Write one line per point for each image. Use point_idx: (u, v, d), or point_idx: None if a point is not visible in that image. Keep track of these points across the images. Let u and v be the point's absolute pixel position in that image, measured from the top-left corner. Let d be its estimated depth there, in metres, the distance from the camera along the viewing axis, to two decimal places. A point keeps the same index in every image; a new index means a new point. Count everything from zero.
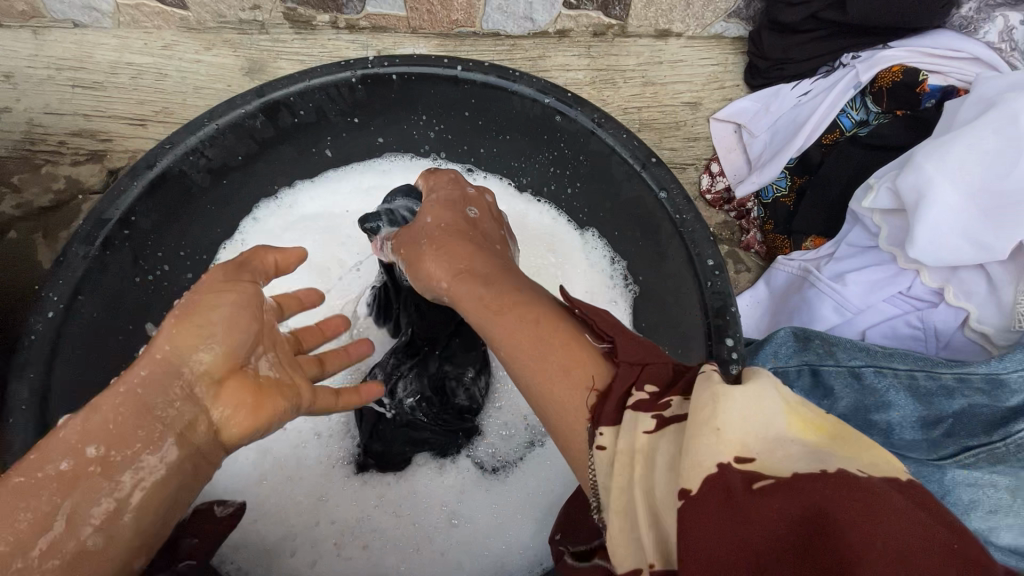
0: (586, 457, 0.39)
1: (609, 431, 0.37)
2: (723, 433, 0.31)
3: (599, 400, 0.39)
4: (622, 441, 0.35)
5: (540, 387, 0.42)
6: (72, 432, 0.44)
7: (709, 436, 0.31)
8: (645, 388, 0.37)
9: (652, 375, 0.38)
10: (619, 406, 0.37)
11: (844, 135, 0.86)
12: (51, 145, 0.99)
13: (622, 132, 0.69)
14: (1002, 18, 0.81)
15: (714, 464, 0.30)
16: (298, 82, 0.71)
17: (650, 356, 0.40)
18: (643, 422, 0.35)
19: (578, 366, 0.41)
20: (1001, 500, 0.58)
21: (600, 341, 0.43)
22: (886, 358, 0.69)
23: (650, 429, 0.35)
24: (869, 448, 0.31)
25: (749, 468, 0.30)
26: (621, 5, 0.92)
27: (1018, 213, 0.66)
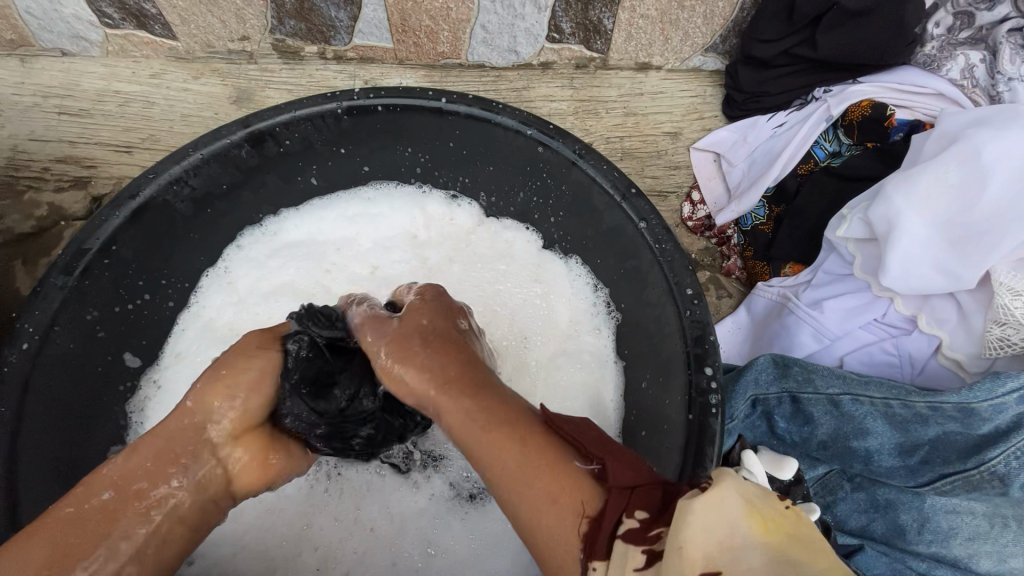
0: None
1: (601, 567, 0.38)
2: (685, 551, 0.34)
3: (592, 529, 0.40)
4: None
5: (527, 516, 0.43)
6: (114, 469, 0.52)
7: (676, 556, 0.34)
8: (634, 516, 0.39)
9: (642, 500, 0.40)
10: (611, 538, 0.39)
11: (818, 165, 0.89)
12: (34, 172, 0.99)
13: (603, 164, 0.71)
14: (964, 57, 0.84)
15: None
16: (284, 112, 0.72)
17: (639, 478, 0.42)
18: (633, 557, 0.37)
19: (564, 496, 0.42)
20: (978, 527, 0.62)
21: (587, 462, 0.44)
22: (861, 384, 0.70)
23: (639, 565, 0.37)
24: (819, 551, 0.33)
25: None
26: (603, 40, 0.95)
27: (983, 243, 0.69)
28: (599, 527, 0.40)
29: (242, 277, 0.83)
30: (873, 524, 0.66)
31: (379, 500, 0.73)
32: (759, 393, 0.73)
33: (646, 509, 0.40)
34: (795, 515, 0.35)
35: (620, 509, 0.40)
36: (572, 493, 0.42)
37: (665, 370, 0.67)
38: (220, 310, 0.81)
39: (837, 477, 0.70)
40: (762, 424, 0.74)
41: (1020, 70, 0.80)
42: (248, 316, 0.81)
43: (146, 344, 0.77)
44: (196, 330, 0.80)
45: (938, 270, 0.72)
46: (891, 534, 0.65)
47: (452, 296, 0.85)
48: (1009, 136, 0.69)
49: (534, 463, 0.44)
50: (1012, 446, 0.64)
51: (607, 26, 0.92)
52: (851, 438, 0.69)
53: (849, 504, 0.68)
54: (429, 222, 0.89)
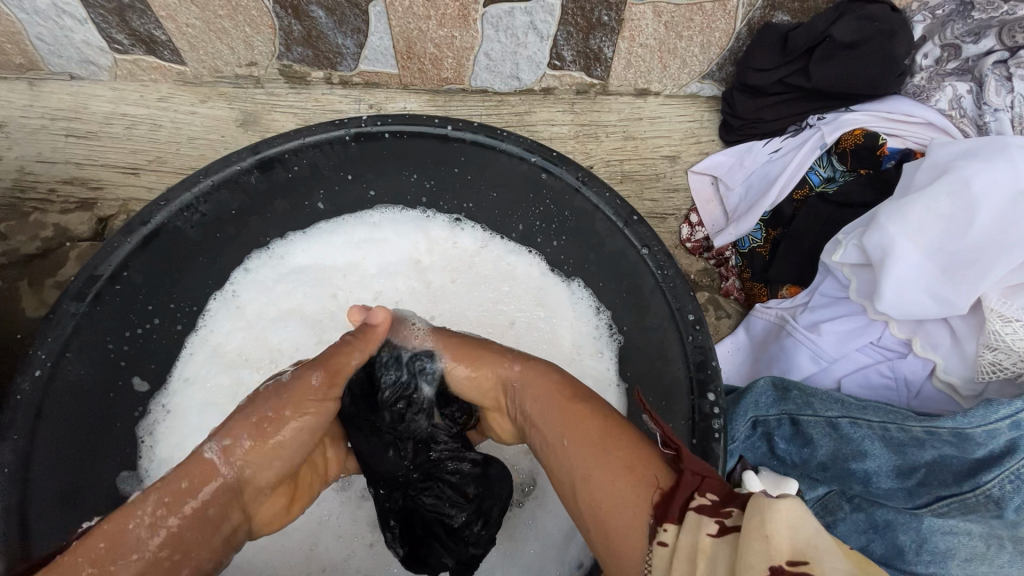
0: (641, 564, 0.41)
1: (672, 528, 0.40)
2: (772, 540, 0.34)
3: (662, 499, 0.42)
4: (685, 536, 0.39)
5: (605, 507, 0.45)
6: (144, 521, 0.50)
7: (761, 542, 0.34)
8: (706, 496, 0.41)
9: (713, 487, 0.42)
10: (684, 509, 0.41)
11: (813, 191, 0.91)
12: (41, 193, 1.00)
13: (606, 191, 0.73)
14: (951, 88, 0.87)
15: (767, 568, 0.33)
16: (293, 140, 0.74)
17: (706, 469, 0.44)
18: (706, 524, 0.39)
19: (635, 469, 0.45)
20: (975, 548, 0.63)
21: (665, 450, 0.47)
22: (859, 408, 0.72)
23: (713, 532, 0.38)
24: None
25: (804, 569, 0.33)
26: (603, 67, 0.97)
27: (974, 271, 0.72)
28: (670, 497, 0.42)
29: (250, 301, 0.84)
30: (872, 545, 0.66)
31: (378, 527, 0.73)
32: (759, 415, 0.75)
33: (716, 492, 0.41)
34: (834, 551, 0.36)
35: (692, 489, 0.42)
36: (644, 472, 0.45)
37: (667, 396, 0.68)
38: (227, 335, 0.82)
39: (837, 498, 0.69)
40: (762, 445, 0.75)
41: (1006, 101, 0.83)
42: (255, 340, 0.83)
43: (155, 368, 0.77)
44: (205, 355, 0.81)
45: (931, 296, 0.74)
46: (891, 555, 0.65)
47: (458, 317, 0.87)
48: (996, 168, 0.72)
49: (606, 445, 0.48)
50: (1006, 469, 0.66)
51: (607, 54, 0.94)
52: (849, 460, 0.70)
53: (848, 525, 0.68)
54: (433, 246, 0.90)
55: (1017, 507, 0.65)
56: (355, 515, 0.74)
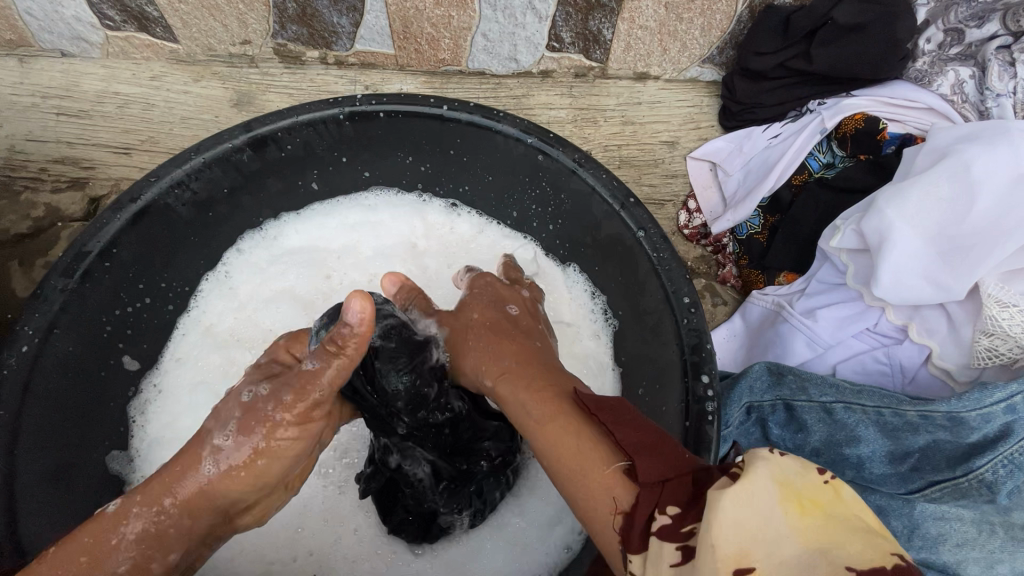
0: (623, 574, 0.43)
1: (637, 556, 0.40)
2: (719, 547, 0.34)
3: (625, 521, 0.42)
4: (649, 570, 0.38)
5: (581, 510, 0.46)
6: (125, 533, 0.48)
7: (709, 552, 0.34)
8: (665, 511, 0.40)
9: (672, 494, 0.40)
10: (645, 530, 0.40)
11: (812, 176, 0.91)
12: (31, 172, 0.99)
13: (602, 173, 0.72)
14: (954, 72, 0.86)
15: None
16: (286, 118, 0.73)
17: (670, 472, 0.42)
18: (669, 552, 0.38)
19: (596, 494, 0.44)
20: (967, 533, 0.63)
21: (624, 458, 0.45)
22: (854, 394, 0.71)
23: (676, 560, 0.37)
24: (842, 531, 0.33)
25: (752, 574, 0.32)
26: (602, 50, 0.96)
27: (972, 256, 0.71)
28: (632, 518, 0.41)
29: (243, 283, 0.83)
30: None
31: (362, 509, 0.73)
32: (754, 401, 0.75)
33: (676, 502, 0.40)
34: (834, 490, 0.36)
35: (653, 504, 0.40)
36: (602, 489, 0.44)
37: (661, 377, 0.68)
38: (220, 316, 0.82)
39: None
40: (756, 431, 0.76)
41: (1008, 86, 0.82)
42: (247, 321, 0.82)
43: (146, 347, 0.77)
44: (196, 336, 0.80)
45: (928, 281, 0.74)
46: None
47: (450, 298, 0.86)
48: (997, 152, 0.71)
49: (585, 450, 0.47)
50: (1000, 454, 0.66)
51: (606, 36, 0.93)
52: (843, 445, 0.70)
53: None
54: (429, 232, 0.89)
55: (1010, 492, 0.65)
56: (337, 500, 0.73)
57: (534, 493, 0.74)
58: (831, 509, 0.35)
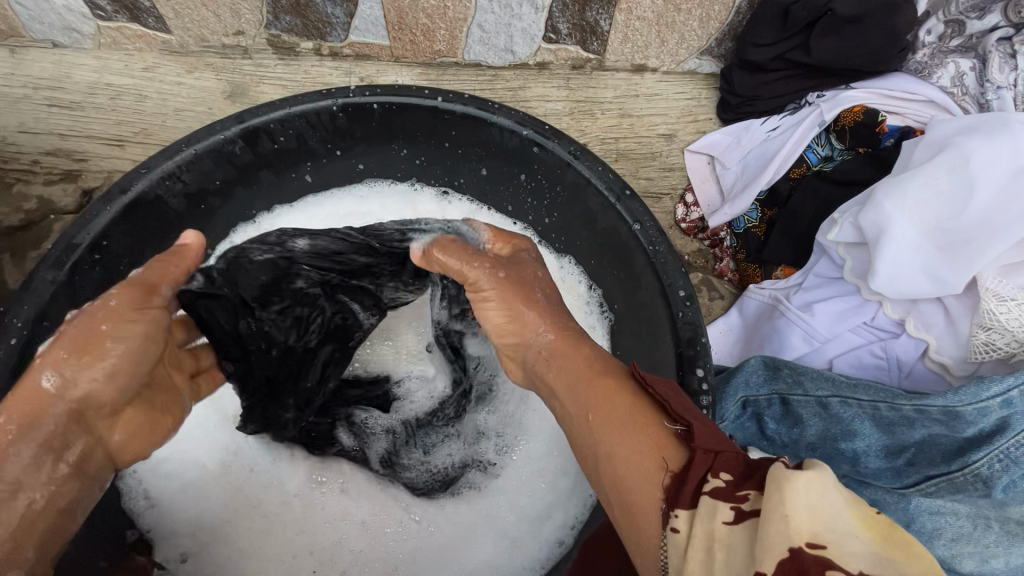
0: (658, 538, 0.40)
1: (684, 514, 0.38)
2: (790, 520, 0.33)
3: (674, 482, 0.40)
4: (699, 525, 0.37)
5: (612, 466, 0.44)
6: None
7: (779, 523, 0.33)
8: (719, 477, 0.38)
9: (727, 463, 0.39)
10: (696, 490, 0.38)
11: (810, 169, 0.90)
12: (24, 164, 0.98)
13: (598, 165, 0.71)
14: (954, 64, 0.85)
15: (787, 549, 0.32)
16: (278, 109, 0.72)
17: (721, 444, 0.40)
18: (722, 511, 0.36)
19: (645, 452, 0.42)
20: (961, 528, 0.62)
21: (675, 423, 0.43)
22: (850, 387, 0.71)
23: (729, 520, 0.36)
24: (917, 543, 0.32)
25: (821, 553, 0.32)
26: (599, 41, 0.95)
27: (970, 249, 0.71)
28: (682, 479, 0.39)
29: None
30: None
31: (352, 500, 0.72)
32: (750, 394, 0.75)
33: (729, 471, 0.38)
34: None
35: (705, 469, 0.39)
36: (653, 448, 0.42)
37: (656, 370, 0.68)
38: None
39: None
40: (752, 425, 0.75)
41: (1009, 79, 0.81)
42: None
43: None
44: None
45: (926, 275, 0.73)
46: None
47: None
48: (997, 145, 0.70)
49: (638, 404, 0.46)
50: (995, 449, 0.64)
51: (603, 28, 0.92)
52: (839, 439, 0.69)
53: None
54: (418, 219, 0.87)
55: (1006, 486, 0.64)
56: (332, 492, 0.72)
57: (527, 487, 0.73)
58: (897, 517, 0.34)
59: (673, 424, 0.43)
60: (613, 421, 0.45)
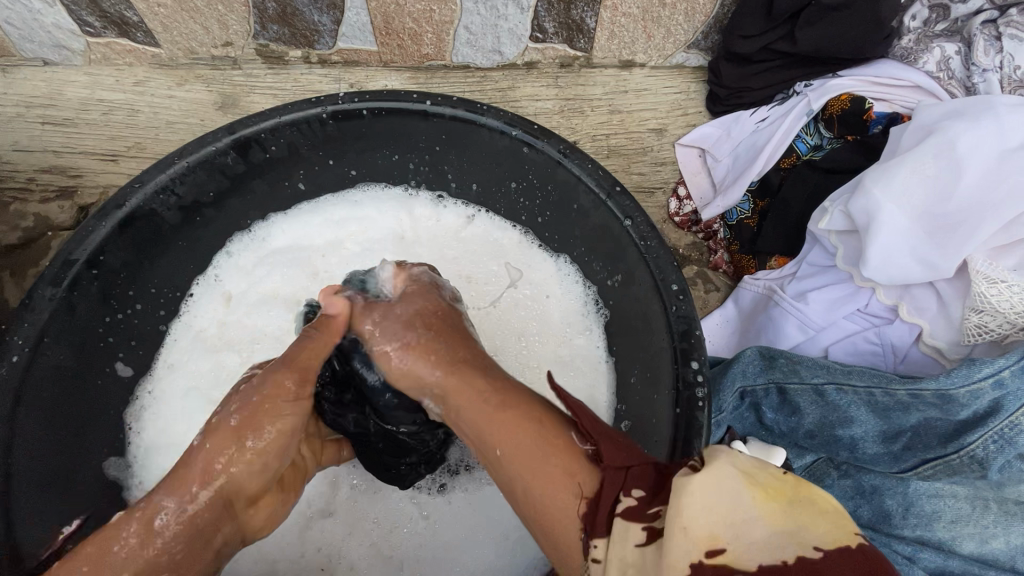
0: (580, 563, 0.42)
1: (602, 543, 0.40)
2: (688, 529, 0.35)
3: (590, 507, 0.42)
4: (612, 552, 0.39)
5: (533, 495, 0.45)
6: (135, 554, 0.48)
7: (678, 535, 0.35)
8: (631, 494, 0.41)
9: (637, 478, 0.42)
10: (610, 514, 0.41)
11: (800, 159, 0.90)
12: (20, 183, 0.98)
13: (588, 163, 0.71)
14: (940, 49, 0.85)
15: (687, 564, 0.34)
16: (269, 118, 0.72)
17: (631, 458, 0.43)
18: (633, 533, 0.39)
19: (558, 482, 0.44)
20: (961, 510, 0.64)
21: (583, 443, 0.46)
22: (845, 373, 0.71)
23: (641, 541, 0.39)
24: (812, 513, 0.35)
25: (719, 559, 0.34)
26: (586, 39, 0.95)
27: (959, 233, 0.71)
28: (598, 503, 0.42)
29: (234, 286, 0.83)
30: (859, 511, 0.68)
31: (359, 506, 0.73)
32: (747, 384, 0.74)
33: (641, 487, 0.41)
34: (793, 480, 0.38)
35: (618, 488, 0.41)
36: (561, 476, 0.44)
37: (652, 366, 0.68)
38: (210, 320, 0.81)
39: (824, 465, 0.71)
40: (749, 415, 0.75)
41: (994, 61, 0.81)
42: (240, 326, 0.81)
43: (141, 353, 0.77)
44: (188, 341, 0.80)
45: (917, 260, 0.74)
46: (877, 520, 0.66)
47: None
48: (983, 128, 0.71)
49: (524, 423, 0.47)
50: (990, 430, 0.66)
51: (590, 25, 0.92)
52: (836, 426, 0.70)
53: (836, 491, 0.69)
54: (416, 224, 0.88)
55: (1000, 467, 0.66)
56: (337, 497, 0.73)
57: None
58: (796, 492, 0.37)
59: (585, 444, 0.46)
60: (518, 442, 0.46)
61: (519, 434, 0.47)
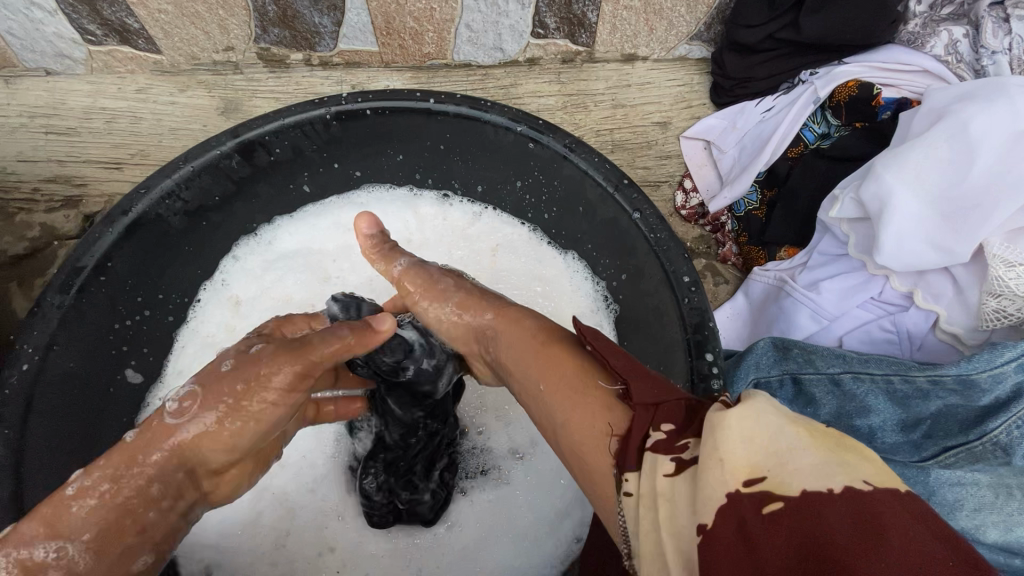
0: (612, 503, 0.37)
1: (632, 474, 0.36)
2: (724, 463, 0.31)
3: (620, 443, 0.38)
4: (645, 481, 0.35)
5: (566, 427, 0.42)
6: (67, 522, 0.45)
7: (714, 468, 0.31)
8: (660, 429, 0.36)
9: (667, 413, 0.37)
10: (640, 448, 0.36)
11: (808, 148, 0.89)
12: (25, 193, 0.98)
13: (594, 156, 0.71)
14: (946, 33, 0.85)
15: (724, 494, 0.30)
16: (272, 121, 0.72)
17: (662, 395, 0.39)
18: (662, 464, 0.34)
19: (592, 421, 0.40)
20: (984, 498, 0.61)
21: (612, 385, 0.42)
22: (862, 363, 0.72)
23: (670, 472, 0.34)
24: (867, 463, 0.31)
25: (757, 489, 0.30)
26: (588, 33, 0.95)
27: (975, 215, 0.70)
28: (625, 444, 0.37)
29: (242, 290, 0.83)
30: None
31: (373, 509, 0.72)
32: (761, 376, 0.74)
33: (671, 421, 0.37)
34: (843, 427, 0.33)
35: (645, 424, 0.37)
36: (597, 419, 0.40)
37: (665, 359, 0.68)
38: (218, 325, 0.81)
39: None
40: None
41: (1004, 43, 0.81)
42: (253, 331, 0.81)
43: (151, 359, 0.77)
44: (197, 346, 0.80)
45: (930, 245, 0.73)
46: None
47: None
48: (996, 110, 0.70)
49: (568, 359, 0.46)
50: (1012, 416, 0.65)
51: (591, 19, 0.92)
52: (853, 416, 0.69)
53: None
54: (422, 223, 0.88)
55: None
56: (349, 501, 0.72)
57: (544, 488, 0.73)
58: (847, 442, 0.32)
59: (614, 385, 0.42)
60: (557, 381, 0.45)
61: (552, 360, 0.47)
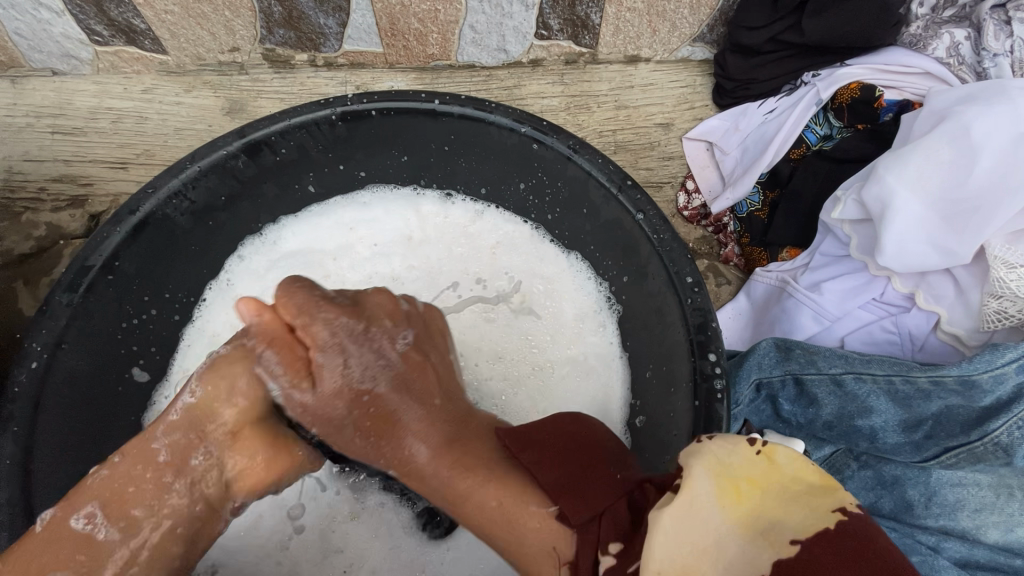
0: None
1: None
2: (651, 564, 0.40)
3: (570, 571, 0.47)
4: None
5: (505, 520, 0.50)
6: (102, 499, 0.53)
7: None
8: (608, 551, 0.45)
9: (611, 520, 0.46)
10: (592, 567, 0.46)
11: (810, 150, 0.90)
12: (31, 193, 0.99)
13: (598, 158, 0.71)
14: (949, 35, 0.85)
15: None
16: (279, 121, 0.72)
17: (603, 504, 0.47)
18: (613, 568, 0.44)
19: (546, 543, 0.48)
20: (984, 498, 0.64)
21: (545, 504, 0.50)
22: (863, 363, 0.71)
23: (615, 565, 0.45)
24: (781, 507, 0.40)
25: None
26: (591, 35, 0.95)
27: (975, 218, 0.71)
28: (577, 568, 0.46)
29: (247, 289, 0.83)
30: (881, 502, 0.67)
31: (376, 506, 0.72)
32: (762, 376, 0.74)
33: (616, 539, 0.46)
34: (765, 459, 0.42)
35: (593, 545, 0.46)
36: (526, 517, 0.50)
37: (667, 359, 0.68)
38: (223, 324, 0.81)
39: (844, 456, 0.70)
40: (766, 407, 0.75)
41: (1005, 46, 0.81)
42: None
43: (156, 357, 0.78)
44: (203, 345, 0.80)
45: (931, 247, 0.74)
46: (899, 510, 0.66)
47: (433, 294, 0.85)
48: (996, 112, 0.71)
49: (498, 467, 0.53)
50: (1013, 417, 0.66)
51: (594, 21, 0.92)
52: (855, 417, 0.70)
53: (857, 483, 0.69)
54: (424, 222, 0.88)
55: None
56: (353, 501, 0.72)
57: None
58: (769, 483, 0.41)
59: (548, 505, 0.49)
60: (483, 495, 0.52)
61: (479, 492, 0.52)
